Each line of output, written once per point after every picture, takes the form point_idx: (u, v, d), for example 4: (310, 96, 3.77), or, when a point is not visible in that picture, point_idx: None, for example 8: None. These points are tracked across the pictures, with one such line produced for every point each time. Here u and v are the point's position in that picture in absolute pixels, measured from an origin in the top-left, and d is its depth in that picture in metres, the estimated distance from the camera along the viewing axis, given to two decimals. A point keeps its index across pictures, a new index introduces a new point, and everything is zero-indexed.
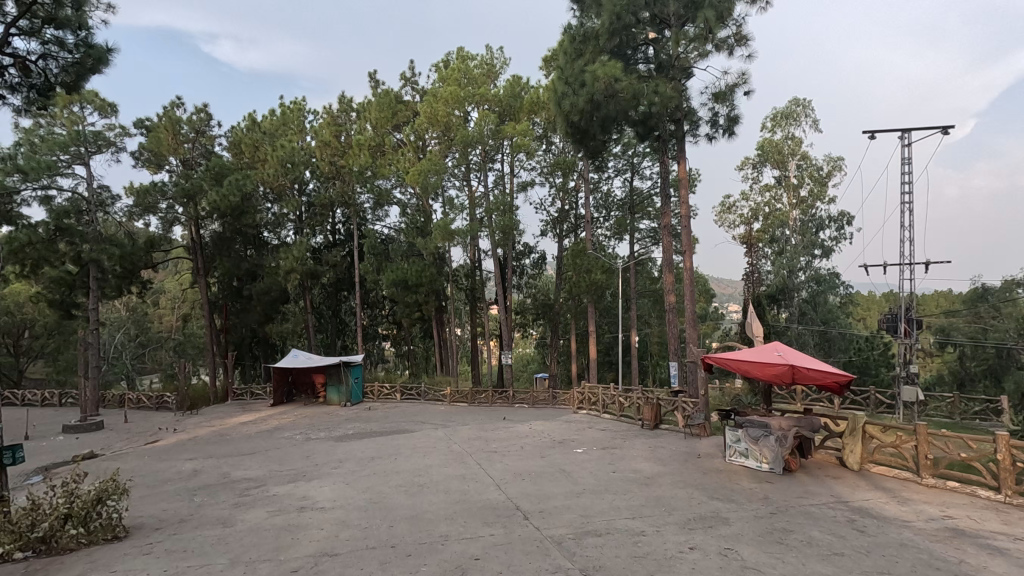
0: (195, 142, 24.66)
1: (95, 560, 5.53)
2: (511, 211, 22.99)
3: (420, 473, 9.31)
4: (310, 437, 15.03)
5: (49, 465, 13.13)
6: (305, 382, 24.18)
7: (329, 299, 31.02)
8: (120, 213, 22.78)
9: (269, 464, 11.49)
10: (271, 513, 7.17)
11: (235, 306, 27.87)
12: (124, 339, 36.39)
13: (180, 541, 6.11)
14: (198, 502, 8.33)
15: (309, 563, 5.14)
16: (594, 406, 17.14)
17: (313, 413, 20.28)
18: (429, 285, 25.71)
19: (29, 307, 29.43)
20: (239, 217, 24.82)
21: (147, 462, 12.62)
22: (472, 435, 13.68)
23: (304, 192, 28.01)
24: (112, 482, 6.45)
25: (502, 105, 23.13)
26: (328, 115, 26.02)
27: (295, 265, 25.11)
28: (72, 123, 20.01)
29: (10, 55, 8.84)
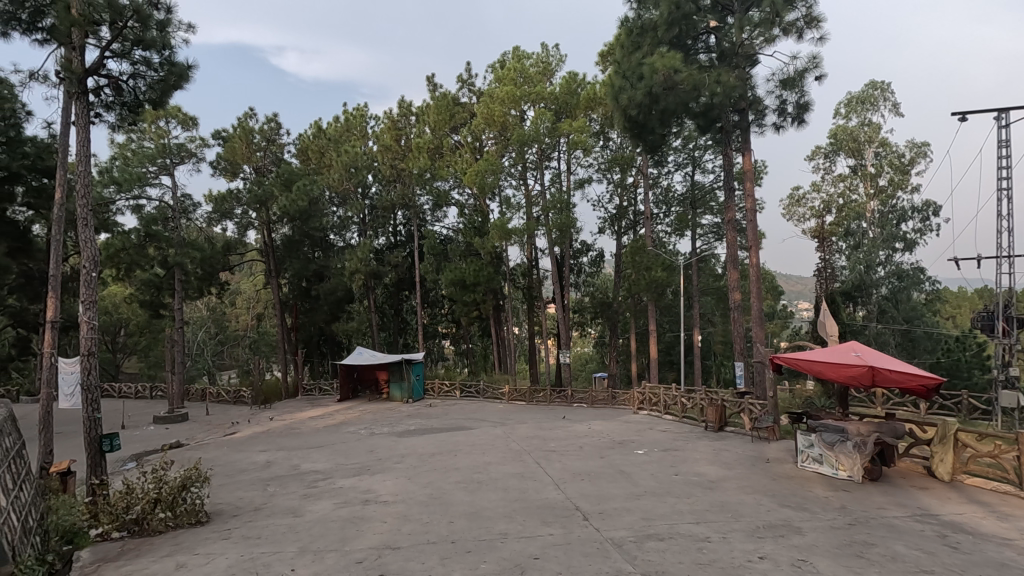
0: (266, 150, 26.12)
1: (179, 542, 5.93)
2: (568, 209, 22.79)
3: (478, 471, 9.42)
4: (374, 431, 15.52)
5: (143, 453, 14.28)
6: (370, 379, 25.02)
7: (391, 299, 31.93)
8: (200, 218, 24.36)
9: (335, 457, 11.95)
10: (337, 505, 7.45)
11: (304, 305, 29.32)
12: (205, 337, 39.03)
13: (254, 528, 6.45)
14: (271, 492, 8.80)
15: (373, 555, 5.29)
16: (655, 407, 16.75)
17: (377, 408, 20.95)
18: (487, 284, 25.92)
19: (124, 307, 32.09)
20: (307, 221, 26.07)
21: (226, 452, 13.48)
22: (530, 434, 13.70)
23: (367, 195, 28.94)
24: (196, 470, 6.90)
25: (558, 103, 22.98)
26: (389, 120, 26.64)
27: (359, 266, 25.98)
28: (159, 137, 21.59)
29: (105, 76, 9.66)
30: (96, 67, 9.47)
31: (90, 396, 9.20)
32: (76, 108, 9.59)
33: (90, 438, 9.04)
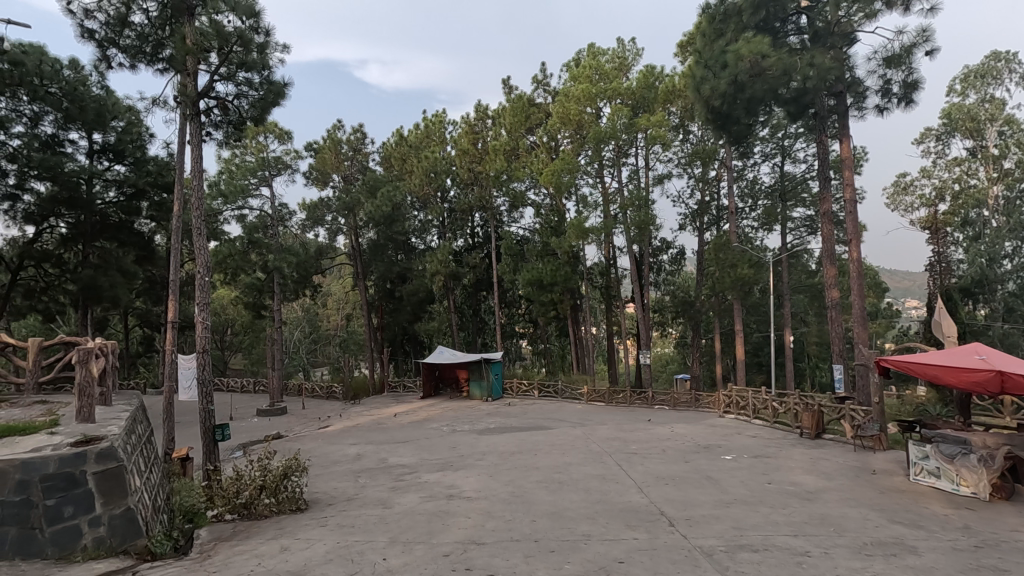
0: (353, 160, 27.55)
1: (283, 527, 6.40)
2: (647, 206, 22.19)
3: (559, 471, 9.39)
4: (456, 429, 15.93)
5: (249, 442, 15.55)
6: (451, 377, 25.67)
7: (470, 299, 32.64)
8: (295, 225, 26.09)
9: (419, 452, 12.38)
10: (423, 499, 7.73)
11: (389, 306, 30.67)
12: (300, 336, 41.83)
13: (348, 517, 6.83)
14: (362, 483, 9.29)
15: (459, 549, 5.42)
16: (743, 410, 15.94)
17: (457, 406, 21.49)
18: (564, 284, 25.77)
19: (231, 309, 35.10)
20: (390, 225, 27.25)
21: (321, 445, 14.37)
22: (610, 435, 13.49)
23: (446, 198, 29.77)
24: (295, 460, 7.42)
25: (635, 98, 22.40)
26: (466, 124, 27.13)
27: (440, 267, 26.74)
28: (259, 151, 23.35)
29: (214, 98, 10.61)
30: (207, 90, 10.42)
31: (205, 389, 10.14)
32: (191, 129, 10.62)
33: (205, 428, 9.97)
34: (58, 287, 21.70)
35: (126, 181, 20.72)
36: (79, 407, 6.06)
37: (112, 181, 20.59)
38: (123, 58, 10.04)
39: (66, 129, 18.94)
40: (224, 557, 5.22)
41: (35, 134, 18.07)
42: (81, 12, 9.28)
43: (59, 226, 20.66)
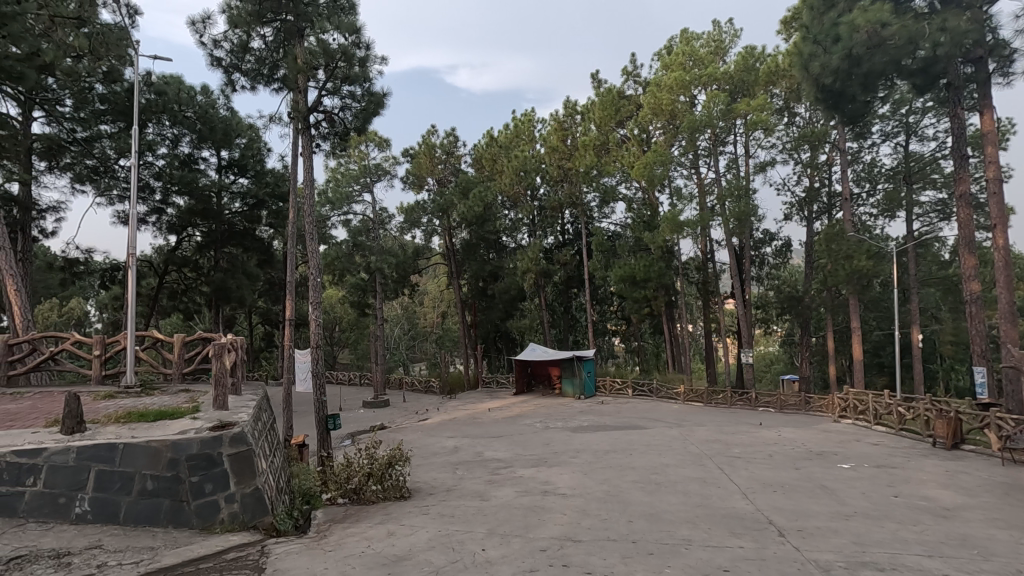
0: (447, 163, 28.47)
1: (389, 513, 6.79)
2: (748, 196, 20.92)
3: (656, 472, 9.14)
4: (549, 425, 16.01)
5: (357, 432, 16.67)
6: (543, 374, 25.82)
7: (561, 297, 32.61)
8: (394, 228, 27.51)
9: (514, 447, 12.59)
10: (519, 493, 7.85)
11: (482, 304, 31.40)
12: (400, 333, 44.10)
13: (448, 507, 7.10)
14: (459, 475, 9.63)
15: (556, 544, 5.45)
16: (863, 415, 14.56)
17: (550, 403, 21.56)
18: (658, 280, 24.91)
19: (339, 307, 37.81)
20: (483, 224, 27.94)
21: (421, 436, 15.07)
22: (711, 437, 12.90)
23: (536, 196, 29.97)
24: (399, 451, 7.84)
25: (733, 82, 21.18)
26: (555, 122, 27.07)
27: (530, 265, 26.93)
28: (362, 159, 24.83)
29: (321, 111, 11.45)
30: (316, 105, 11.26)
31: (319, 381, 10.98)
32: (302, 142, 11.54)
33: (319, 417, 10.80)
34: (196, 289, 24.53)
35: (249, 193, 22.96)
36: (216, 396, 6.77)
37: (237, 194, 22.89)
38: (245, 81, 11.13)
39: (199, 148, 21.34)
40: (338, 538, 5.62)
41: (175, 154, 20.54)
42: (211, 43, 10.42)
43: (195, 235, 23.27)
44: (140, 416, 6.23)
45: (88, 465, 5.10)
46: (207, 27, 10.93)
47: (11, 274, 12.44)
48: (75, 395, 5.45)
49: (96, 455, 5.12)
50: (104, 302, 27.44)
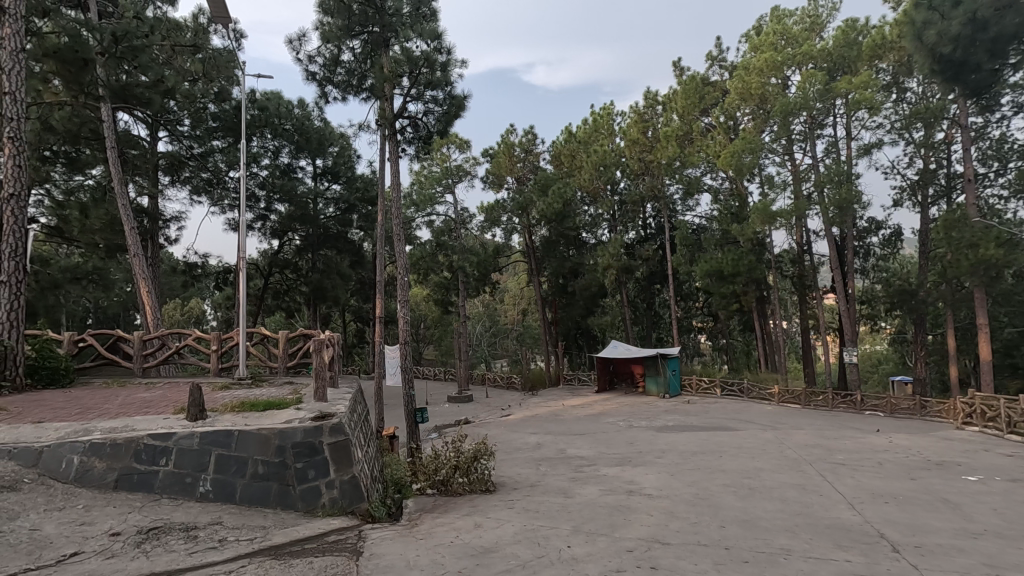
0: (526, 161, 28.66)
1: (475, 506, 6.95)
2: (850, 181, 19.28)
3: (750, 476, 8.69)
4: (633, 424, 15.68)
5: (443, 426, 17.20)
6: (625, 372, 25.35)
7: (644, 293, 31.80)
8: (475, 227, 28.11)
9: (597, 446, 12.45)
10: (603, 492, 7.76)
11: (562, 301, 31.34)
12: (482, 330, 45.04)
13: (533, 503, 7.16)
14: (543, 471, 9.68)
15: (642, 546, 5.34)
16: (992, 423, 13.02)
17: (633, 402, 21.11)
18: (749, 274, 23.64)
19: (424, 304, 39.25)
20: (563, 221, 27.85)
21: (504, 432, 15.30)
22: (810, 442, 12.06)
23: (616, 191, 29.46)
24: (484, 445, 8.03)
25: (832, 59, 19.56)
26: (635, 114, 26.36)
27: (611, 261, 26.46)
28: (444, 161, 25.54)
29: (406, 117, 11.92)
30: (401, 111, 11.74)
31: (407, 376, 11.47)
32: (389, 147, 12.05)
33: (408, 410, 11.27)
34: (296, 289, 26.39)
35: (341, 198, 24.37)
36: (316, 388, 7.28)
37: (331, 200, 24.42)
38: (337, 92, 11.79)
39: (297, 158, 22.97)
40: (428, 527, 5.83)
41: (276, 164, 22.21)
42: (306, 58, 11.16)
43: (295, 239, 24.99)
44: (252, 406, 6.81)
45: (209, 449, 5.65)
46: (302, 44, 11.72)
47: (143, 278, 14.01)
48: (198, 385, 6.07)
49: (216, 440, 5.67)
50: (219, 302, 30.21)
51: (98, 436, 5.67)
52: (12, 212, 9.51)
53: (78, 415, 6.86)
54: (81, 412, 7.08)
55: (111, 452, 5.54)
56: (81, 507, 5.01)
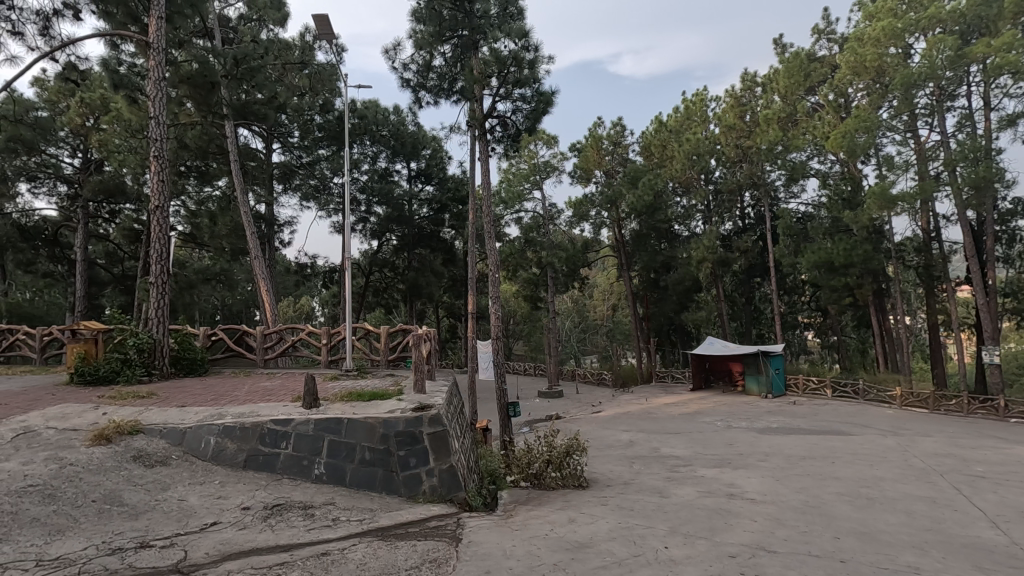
0: (614, 154, 28.17)
1: (568, 501, 6.97)
2: (989, 157, 16.97)
3: (868, 485, 7.97)
4: (732, 425, 14.93)
5: (534, 420, 17.39)
6: (723, 370, 24.17)
7: (742, 286, 30.10)
8: (564, 222, 28.05)
9: (694, 446, 12.00)
10: (702, 494, 7.48)
11: (654, 296, 30.46)
12: (571, 326, 44.94)
13: (627, 501, 7.06)
14: (637, 470, 9.49)
15: (747, 552, 5.08)
16: None
17: (732, 401, 20.09)
18: (864, 265, 21.57)
19: (514, 300, 39.82)
20: (654, 214, 27.05)
21: (596, 428, 15.18)
22: (941, 450, 10.82)
23: (711, 180, 28.12)
24: (577, 440, 8.03)
25: (966, 21, 17.30)
26: (731, 98, 24.94)
27: (706, 254, 25.28)
28: (531, 158, 25.71)
29: (496, 116, 12.15)
30: (490, 111, 12.00)
31: (500, 370, 11.72)
32: (480, 147, 12.35)
33: (501, 404, 11.52)
34: (394, 286, 27.82)
35: (434, 199, 25.35)
36: (416, 379, 7.64)
37: (425, 201, 25.39)
38: (430, 97, 12.25)
39: (393, 162, 24.21)
40: (523, 518, 5.94)
41: (375, 169, 23.58)
42: (401, 66, 11.70)
43: (392, 239, 26.33)
44: (359, 396, 7.29)
45: (322, 435, 6.14)
46: (397, 53, 12.31)
47: (263, 279, 15.43)
48: (312, 375, 6.60)
49: (328, 427, 6.16)
50: (326, 299, 32.58)
51: (230, 421, 6.35)
52: (158, 219, 10.83)
53: (213, 401, 7.70)
54: (216, 398, 7.95)
55: (240, 435, 6.18)
56: (217, 482, 5.63)
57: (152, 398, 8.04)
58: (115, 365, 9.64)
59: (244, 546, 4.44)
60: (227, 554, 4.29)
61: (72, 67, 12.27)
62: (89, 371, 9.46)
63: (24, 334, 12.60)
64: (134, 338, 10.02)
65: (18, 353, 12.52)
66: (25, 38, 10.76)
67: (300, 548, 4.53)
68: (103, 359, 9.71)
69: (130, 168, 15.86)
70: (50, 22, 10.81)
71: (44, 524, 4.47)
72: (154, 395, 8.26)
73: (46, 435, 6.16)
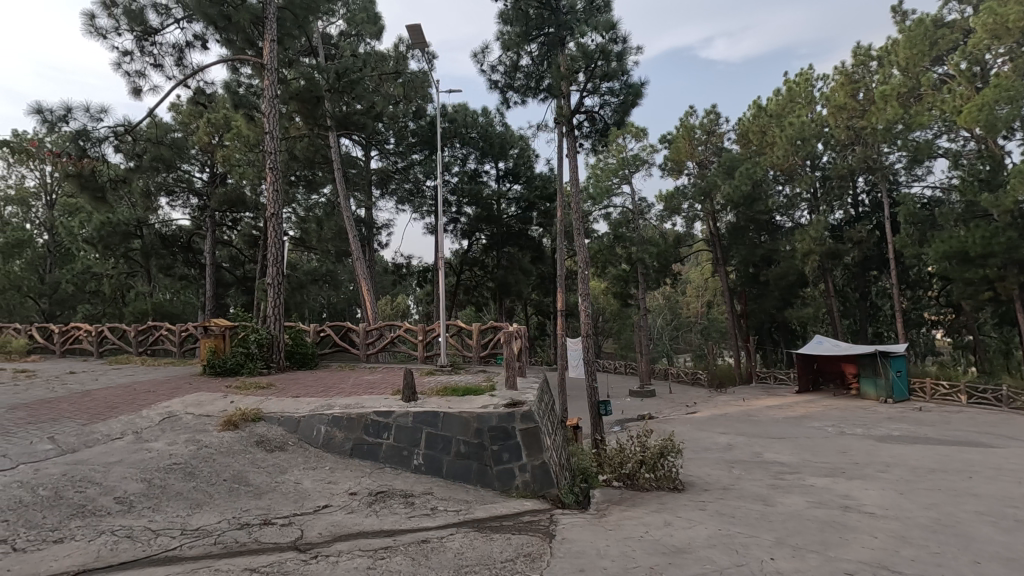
0: (708, 143, 26.90)
1: (664, 503, 6.78)
2: None
3: (1014, 505, 7.00)
4: (846, 431, 13.72)
5: (626, 420, 17.06)
6: (834, 372, 22.29)
7: (856, 281, 27.58)
8: (654, 217, 27.23)
9: (801, 452, 11.18)
10: (812, 504, 6.95)
11: (753, 292, 28.76)
12: (663, 323, 43.59)
13: (728, 507, 6.73)
14: (737, 475, 9.02)
15: (866, 571, 4.66)
16: None
17: (845, 406, 18.48)
18: (1008, 254, 18.69)
19: (603, 298, 39.29)
20: (752, 205, 25.45)
21: (692, 430, 14.60)
22: None
23: (818, 166, 26.01)
24: (671, 442, 7.77)
25: None
26: (840, 75, 22.84)
27: (813, 247, 23.42)
28: (620, 152, 25.20)
29: (584, 112, 12.05)
30: (578, 107, 11.92)
31: (591, 368, 11.60)
32: (568, 143, 12.31)
33: (592, 402, 11.41)
34: (484, 284, 28.43)
35: (523, 198, 25.47)
36: (507, 376, 7.77)
37: (512, 199, 25.50)
38: (517, 97, 12.39)
39: (482, 163, 24.71)
40: (617, 518, 5.86)
41: (465, 170, 24.24)
42: (490, 69, 11.94)
43: (481, 239, 26.96)
44: (453, 391, 7.55)
45: (420, 428, 6.42)
46: (486, 56, 12.56)
47: (364, 278, 16.41)
48: (409, 370, 6.91)
49: (426, 420, 6.43)
50: (421, 298, 33.97)
51: (338, 411, 6.82)
52: (273, 226, 11.86)
53: (323, 392, 8.31)
54: (325, 389, 8.58)
55: (347, 425, 6.62)
56: (328, 468, 6.08)
57: (270, 389, 8.82)
58: (240, 357, 10.67)
59: (353, 529, 4.76)
60: (338, 535, 4.61)
61: (201, 91, 13.72)
62: (219, 363, 10.55)
63: (166, 330, 14.29)
64: (255, 334, 11.05)
65: (162, 346, 14.25)
66: (164, 69, 12.21)
67: (402, 534, 4.77)
68: (230, 353, 10.80)
69: (249, 180, 17.53)
70: (183, 53, 12.18)
71: (186, 498, 5.06)
72: (272, 386, 9.06)
73: (186, 419, 6.96)
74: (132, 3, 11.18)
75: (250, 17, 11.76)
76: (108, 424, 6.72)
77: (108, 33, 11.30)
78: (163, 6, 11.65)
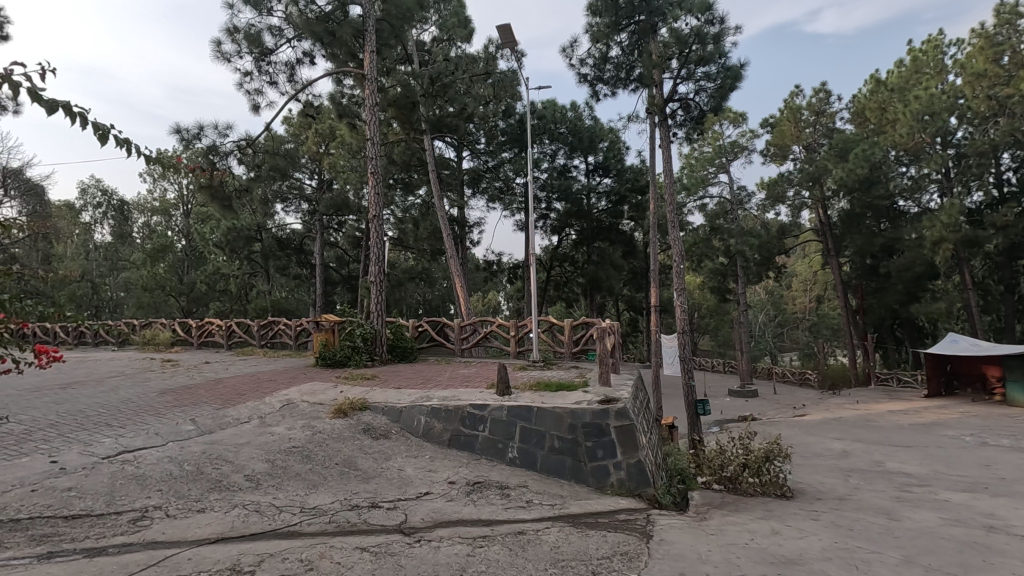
0: (816, 125, 24.84)
1: (771, 510, 6.38)
2: None
3: None
4: (989, 442, 12.10)
5: (725, 420, 16.24)
6: (970, 374, 19.76)
7: (1000, 271, 24.21)
8: (755, 206, 25.66)
9: (932, 463, 10.01)
10: (946, 521, 6.23)
11: (871, 285, 26.22)
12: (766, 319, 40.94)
13: (845, 518, 6.20)
14: (855, 485, 8.28)
15: None
16: None
17: (986, 413, 16.31)
18: None
19: (699, 293, 37.62)
20: (870, 189, 23.09)
21: (801, 434, 13.58)
22: None
23: (951, 143, 23.12)
24: (778, 445, 7.31)
25: None
26: (979, 38, 20.06)
27: (944, 234, 20.87)
28: (716, 140, 23.93)
29: (677, 100, 11.60)
30: (672, 95, 11.48)
31: (687, 365, 11.13)
32: (660, 134, 11.90)
33: (689, 401, 10.97)
34: (574, 280, 28.28)
35: (614, 191, 24.97)
36: (600, 372, 7.68)
37: (603, 194, 25.19)
38: (607, 89, 12.16)
39: (571, 158, 24.53)
40: (718, 523, 5.61)
41: (554, 166, 24.21)
42: (579, 63, 11.84)
43: (571, 234, 26.89)
44: (546, 386, 7.59)
45: (515, 421, 6.55)
46: (575, 49, 12.47)
47: (457, 275, 16.92)
48: (503, 365, 7.06)
49: (520, 413, 6.55)
50: (512, 294, 34.49)
51: (436, 403, 7.12)
52: (375, 227, 12.57)
53: (422, 385, 8.71)
54: (424, 382, 8.98)
55: (445, 417, 6.90)
56: (428, 456, 6.37)
57: (374, 380, 9.39)
58: (348, 351, 11.48)
59: (452, 516, 4.94)
60: (439, 522, 4.82)
61: (310, 104, 14.85)
62: (329, 355, 11.39)
63: (284, 324, 15.67)
64: (361, 329, 11.81)
65: (280, 339, 15.65)
66: (278, 85, 13.31)
67: (499, 524, 4.89)
68: (339, 346, 11.63)
69: (352, 184, 18.70)
70: (294, 70, 13.21)
71: (304, 479, 5.53)
72: (376, 378, 9.63)
73: (303, 407, 7.59)
74: (252, 28, 12.30)
75: (352, 31, 12.50)
76: (239, 408, 7.51)
77: (232, 57, 12.52)
78: (277, 28, 12.71)
